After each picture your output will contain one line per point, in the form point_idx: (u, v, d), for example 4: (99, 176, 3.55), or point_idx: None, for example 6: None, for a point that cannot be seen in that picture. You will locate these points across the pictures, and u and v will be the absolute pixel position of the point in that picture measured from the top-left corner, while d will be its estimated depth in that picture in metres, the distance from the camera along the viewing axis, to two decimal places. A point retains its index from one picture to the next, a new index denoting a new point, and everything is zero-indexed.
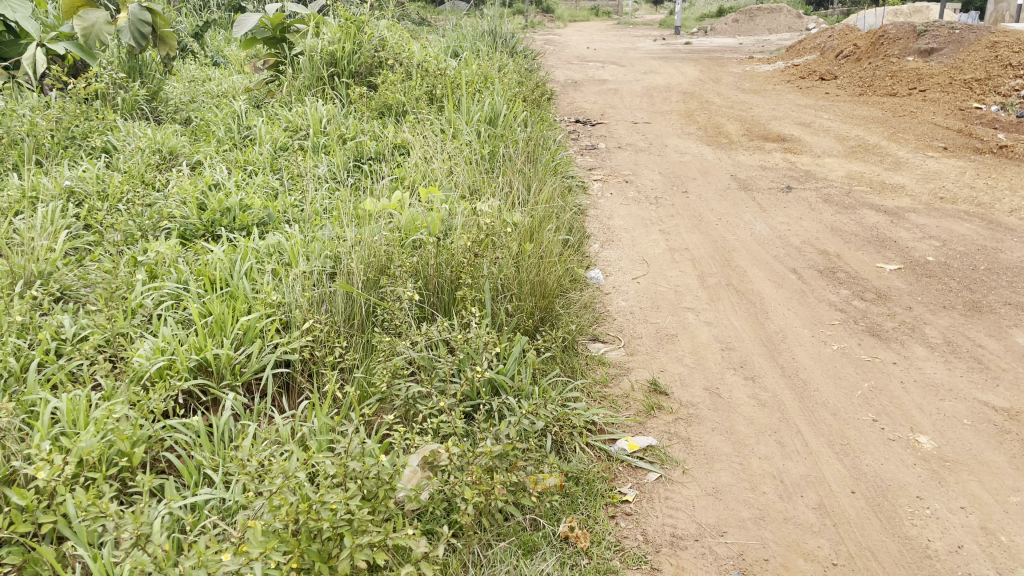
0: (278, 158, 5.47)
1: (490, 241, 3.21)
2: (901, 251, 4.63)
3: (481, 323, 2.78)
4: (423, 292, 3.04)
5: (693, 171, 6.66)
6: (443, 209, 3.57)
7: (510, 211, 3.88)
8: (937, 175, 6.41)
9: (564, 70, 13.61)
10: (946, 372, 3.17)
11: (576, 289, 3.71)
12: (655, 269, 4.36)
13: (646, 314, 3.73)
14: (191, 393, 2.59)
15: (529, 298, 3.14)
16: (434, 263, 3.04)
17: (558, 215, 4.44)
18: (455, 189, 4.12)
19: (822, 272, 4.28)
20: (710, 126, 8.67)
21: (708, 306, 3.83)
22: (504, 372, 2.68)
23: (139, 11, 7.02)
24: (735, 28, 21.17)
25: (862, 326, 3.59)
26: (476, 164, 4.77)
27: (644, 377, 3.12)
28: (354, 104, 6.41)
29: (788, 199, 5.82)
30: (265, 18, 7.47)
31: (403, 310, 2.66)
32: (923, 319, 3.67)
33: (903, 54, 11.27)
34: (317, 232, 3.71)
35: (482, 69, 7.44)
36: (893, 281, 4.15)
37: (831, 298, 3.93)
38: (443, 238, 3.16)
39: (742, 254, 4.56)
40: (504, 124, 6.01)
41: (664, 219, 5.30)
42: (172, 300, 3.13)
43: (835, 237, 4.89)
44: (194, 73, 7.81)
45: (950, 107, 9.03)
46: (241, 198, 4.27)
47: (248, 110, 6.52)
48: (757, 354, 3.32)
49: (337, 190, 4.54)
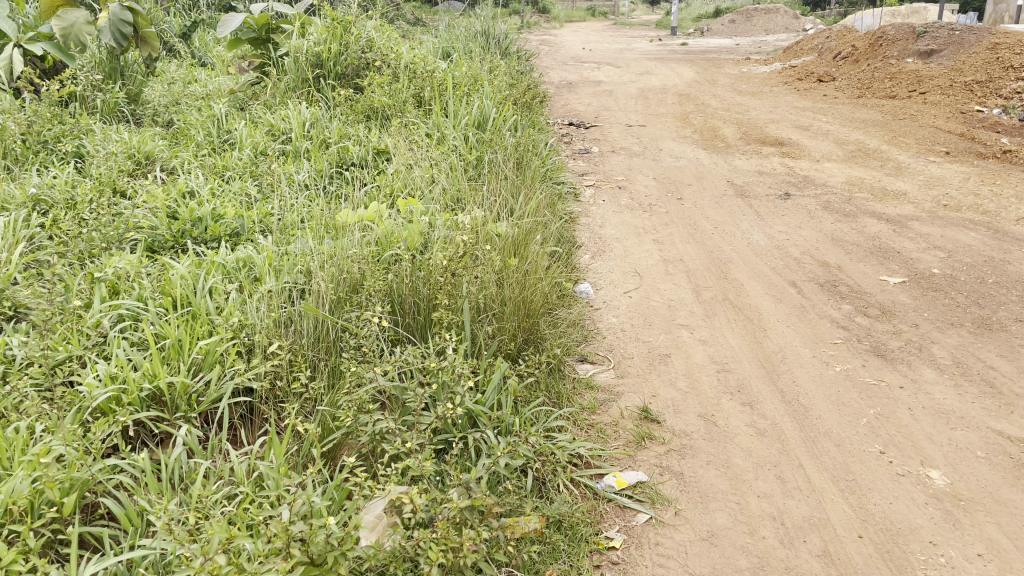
0: (257, 164, 5.27)
1: (469, 257, 3.00)
2: (905, 263, 4.44)
3: (458, 348, 2.57)
4: (397, 313, 2.83)
5: (688, 177, 6.46)
6: (422, 221, 3.36)
7: (494, 222, 3.68)
8: (939, 181, 6.23)
9: (558, 71, 13.41)
10: (957, 397, 2.98)
11: (564, 305, 3.51)
12: (647, 282, 4.16)
13: (638, 332, 3.53)
14: (142, 424, 2.38)
15: (511, 318, 2.94)
16: (409, 282, 2.83)
17: (547, 226, 4.24)
18: (438, 199, 3.92)
19: (823, 286, 4.09)
20: (706, 129, 8.48)
21: (702, 323, 3.63)
22: (483, 403, 2.48)
23: (120, 10, 6.80)
24: (731, 29, 20.99)
25: (866, 346, 3.39)
26: (463, 171, 4.56)
27: (635, 403, 2.91)
28: (339, 107, 6.21)
29: (787, 206, 5.63)
30: (250, 18, 7.27)
31: (372, 334, 2.46)
32: (930, 337, 3.48)
33: (902, 56, 11.10)
34: (291, 243, 3.50)
35: (472, 71, 7.24)
36: (897, 296, 3.96)
37: (833, 314, 3.74)
38: (420, 254, 2.96)
39: (739, 266, 4.36)
40: (493, 128, 5.81)
41: (658, 228, 5.10)
42: (130, 320, 2.90)
43: (836, 248, 4.70)
44: (176, 74, 7.60)
45: (951, 110, 8.85)
46: (214, 208, 4.06)
47: (229, 112, 6.31)
48: (755, 377, 3.12)
49: (316, 198, 4.33)
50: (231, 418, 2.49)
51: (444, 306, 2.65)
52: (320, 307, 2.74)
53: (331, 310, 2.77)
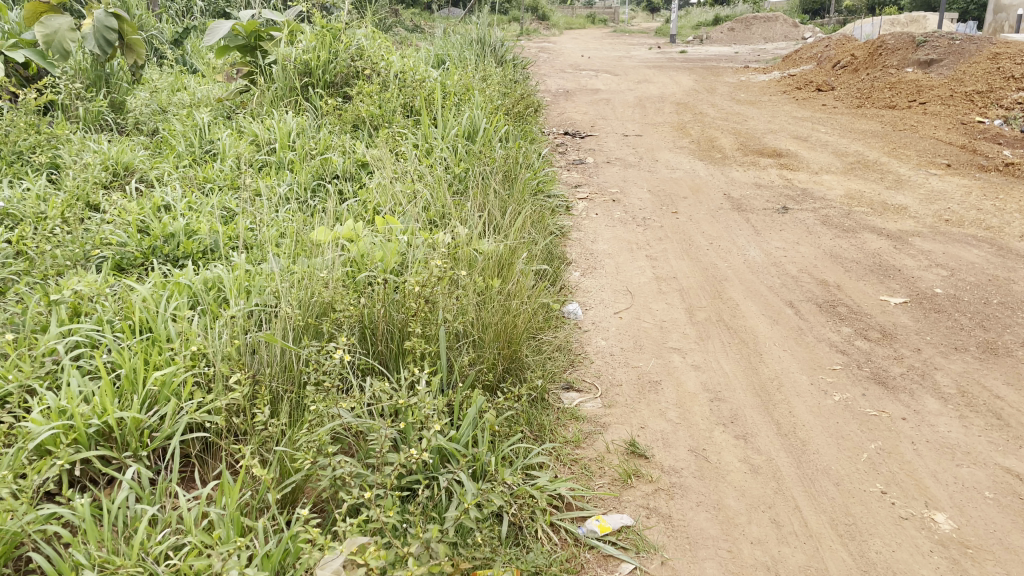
0: (240, 175, 5.12)
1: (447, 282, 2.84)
2: (906, 282, 4.28)
3: (432, 381, 2.41)
4: (368, 340, 2.66)
5: (684, 189, 6.31)
6: (401, 239, 3.19)
7: (478, 239, 3.53)
8: (941, 194, 6.08)
9: (554, 79, 13.28)
10: (962, 430, 2.81)
11: (550, 329, 3.34)
12: (639, 301, 4.00)
13: (628, 356, 3.36)
14: (89, 463, 2.22)
15: (492, 345, 2.77)
16: (382, 307, 2.66)
17: (535, 244, 4.08)
18: (420, 216, 3.76)
19: (821, 306, 3.93)
20: (703, 139, 8.34)
21: (695, 347, 3.47)
22: (458, 439, 2.32)
23: (104, 16, 6.63)
24: (730, 37, 20.88)
25: (867, 373, 3.23)
26: (449, 186, 4.40)
27: (622, 436, 2.75)
28: (327, 116, 6.06)
29: (784, 220, 5.47)
30: (238, 25, 7.11)
31: (335, 366, 2.28)
32: (933, 364, 3.32)
33: (902, 65, 10.98)
34: (264, 262, 3.34)
35: (464, 79, 7.09)
36: (898, 317, 3.80)
37: (832, 337, 3.58)
38: (396, 278, 2.80)
39: (734, 284, 4.20)
40: (483, 139, 5.66)
41: (652, 243, 4.94)
42: (87, 346, 2.74)
43: (835, 265, 4.54)
44: (162, 81, 7.45)
45: (952, 121, 8.70)
46: (188, 224, 3.91)
47: (214, 122, 6.16)
48: (749, 407, 2.96)
49: (295, 213, 4.17)
50: (188, 454, 2.33)
51: (415, 327, 2.47)
52: (287, 338, 2.57)
53: (297, 340, 2.61)
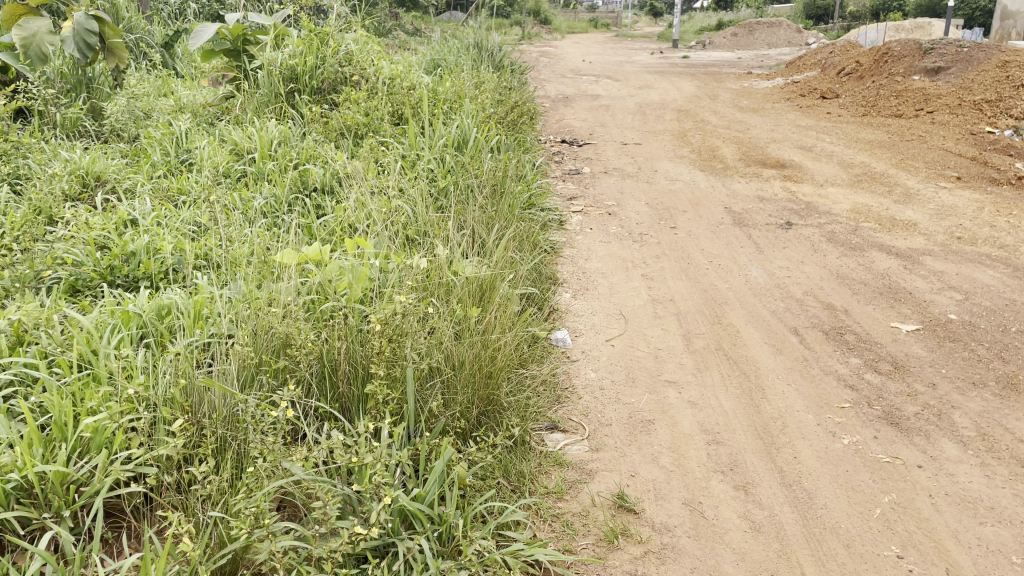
0: (215, 186, 4.88)
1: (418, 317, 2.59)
2: (918, 307, 4.02)
3: (397, 431, 2.16)
4: (328, 381, 2.41)
5: (683, 202, 6.05)
6: (373, 263, 2.93)
7: (459, 261, 3.27)
8: (952, 210, 5.81)
9: (554, 84, 13.05)
10: (985, 482, 2.55)
11: (534, 361, 3.08)
12: (633, 326, 3.74)
13: (619, 391, 3.10)
14: (4, 522, 1.97)
15: (467, 386, 2.51)
16: (344, 345, 2.41)
17: (521, 265, 3.83)
18: (397, 235, 3.51)
19: (827, 334, 3.67)
20: (704, 148, 8.09)
21: (692, 380, 3.21)
22: (423, 498, 2.06)
23: (84, 19, 6.38)
24: (733, 42, 20.64)
25: (878, 412, 2.97)
26: (433, 202, 4.15)
27: (609, 486, 2.49)
28: (312, 124, 5.81)
29: (788, 236, 5.22)
30: (224, 29, 6.87)
31: (283, 417, 2.03)
32: (951, 401, 3.06)
33: (909, 73, 10.72)
34: (226, 286, 3.10)
35: (456, 86, 6.86)
36: (910, 347, 3.54)
37: (839, 369, 3.32)
38: (362, 310, 2.55)
39: (735, 308, 3.95)
40: (473, 149, 5.41)
41: (648, 261, 4.69)
42: (21, 382, 2.49)
43: (842, 287, 4.28)
44: (145, 85, 7.21)
45: (961, 130, 8.45)
46: (151, 241, 3.66)
47: (193, 130, 5.92)
48: (750, 451, 2.70)
49: (267, 230, 3.92)
50: (124, 510, 2.07)
51: (378, 369, 2.21)
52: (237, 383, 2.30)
53: (247, 385, 2.33)
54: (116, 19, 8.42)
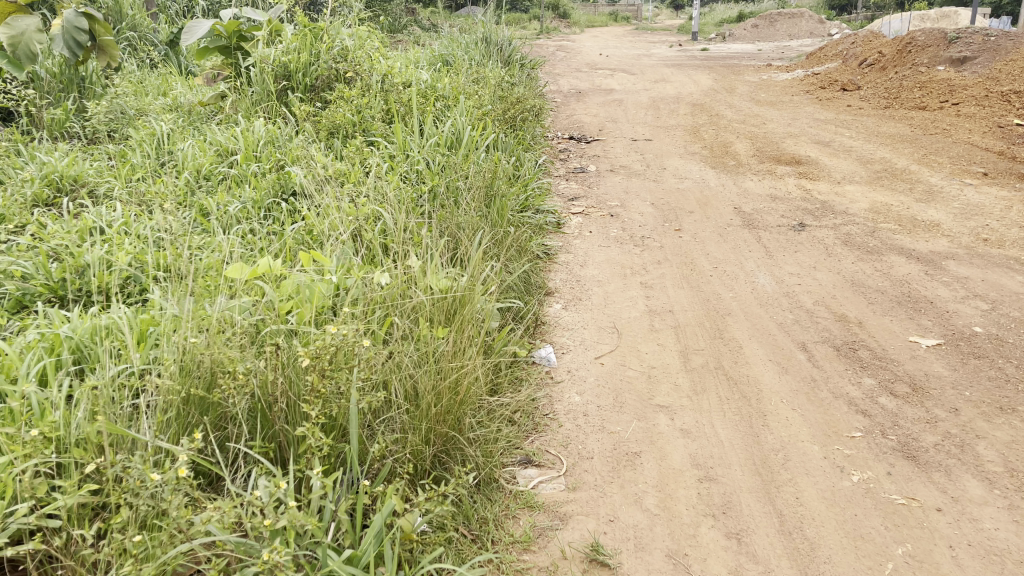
0: (194, 191, 4.65)
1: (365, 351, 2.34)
2: (940, 318, 3.69)
3: (331, 479, 1.90)
4: (261, 420, 2.13)
5: (690, 202, 5.74)
6: (329, 278, 2.68)
7: (433, 273, 3.02)
8: (978, 209, 5.46)
9: (567, 79, 12.71)
10: (1014, 529, 2.25)
11: (508, 387, 2.82)
12: (626, 341, 3.45)
13: (605, 418, 2.81)
14: None
15: (422, 421, 2.25)
16: (280, 380, 2.13)
17: (504, 275, 3.57)
18: (370, 246, 3.25)
19: (839, 350, 3.36)
20: (717, 144, 7.75)
21: (686, 405, 2.92)
22: (359, 559, 1.80)
23: (74, 16, 6.08)
24: (754, 33, 20.15)
25: (893, 443, 2.66)
26: (415, 207, 3.90)
27: (584, 534, 2.21)
28: (302, 122, 5.53)
29: (801, 239, 4.90)
30: (218, 26, 6.62)
31: (185, 474, 1.76)
32: (976, 430, 2.74)
33: (933, 63, 10.29)
34: (176, 303, 2.86)
35: (456, 82, 6.57)
36: (930, 365, 3.22)
37: (851, 392, 3.01)
38: (305, 336, 2.28)
39: (739, 320, 3.65)
40: (467, 147, 5.14)
41: (649, 266, 4.40)
42: None
43: (857, 296, 3.95)
44: (139, 84, 6.96)
45: (988, 123, 8.04)
46: (108, 252, 3.42)
47: (179, 129, 5.67)
48: (746, 490, 2.41)
49: (238, 238, 3.68)
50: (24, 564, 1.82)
51: (312, 409, 1.94)
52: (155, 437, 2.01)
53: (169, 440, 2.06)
54: (117, 18, 8.20)
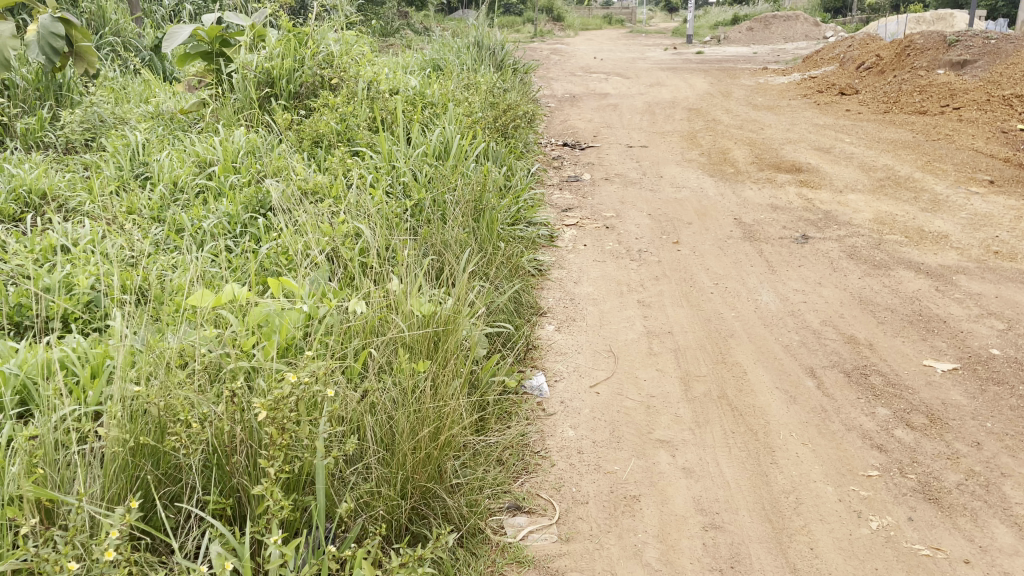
0: (169, 206, 4.44)
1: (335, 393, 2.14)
2: (954, 339, 3.49)
3: (293, 546, 1.69)
4: (215, 473, 1.92)
5: (688, 212, 5.54)
6: (301, 307, 2.46)
7: (417, 298, 2.81)
8: (986, 219, 5.26)
9: (561, 83, 12.51)
10: None
11: (495, 424, 2.61)
12: (624, 366, 3.25)
13: (600, 456, 2.60)
14: None
15: (398, 471, 2.05)
16: (237, 429, 1.91)
17: (493, 297, 3.37)
18: (351, 269, 3.05)
19: (849, 376, 3.15)
20: (715, 150, 7.56)
21: (689, 439, 2.71)
22: None
23: (50, 22, 5.83)
24: (749, 37, 19.98)
25: (913, 483, 2.46)
26: (400, 224, 3.69)
27: None
28: (284, 131, 5.31)
29: (804, 252, 4.70)
30: (200, 31, 6.40)
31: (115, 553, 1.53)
32: (1001, 466, 2.54)
33: (933, 67, 10.11)
34: (137, 332, 2.66)
35: (446, 90, 6.36)
36: (947, 393, 3.02)
37: (865, 424, 2.80)
38: (268, 377, 2.06)
39: (742, 343, 3.44)
40: (456, 157, 4.94)
41: (646, 283, 4.19)
42: None
43: (866, 315, 3.75)
44: (119, 91, 6.73)
45: (991, 128, 7.86)
46: (71, 274, 3.23)
47: (156, 139, 5.45)
48: (755, 540, 2.20)
49: (210, 258, 3.49)
50: None
51: (272, 464, 1.73)
52: (95, 499, 1.80)
53: (113, 502, 1.84)
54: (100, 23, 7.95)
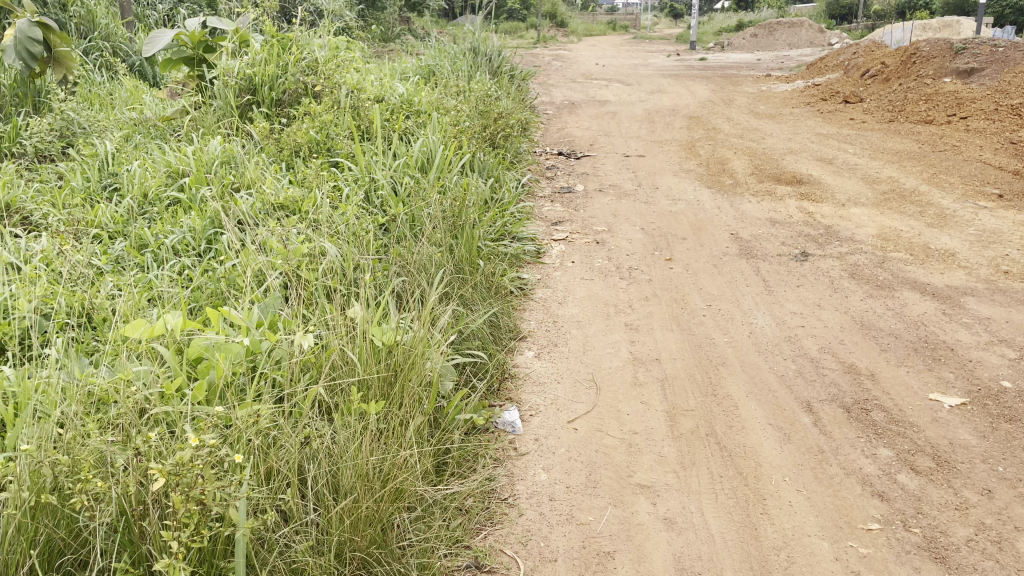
0: (136, 219, 4.22)
1: (267, 443, 1.93)
2: (963, 369, 3.25)
3: None
4: (123, 539, 1.69)
5: (683, 227, 5.31)
6: (243, 340, 2.22)
7: (378, 326, 2.59)
8: (995, 236, 5.03)
9: (560, 90, 12.26)
10: None
11: (455, 471, 2.40)
12: (606, 398, 3.02)
13: (574, 504, 2.36)
14: None
15: (335, 534, 1.85)
16: (146, 492, 1.67)
17: (466, 323, 3.15)
18: (316, 289, 2.84)
19: (849, 411, 2.91)
20: (713, 161, 7.33)
21: (672, 484, 2.48)
22: None
23: (26, 26, 5.48)
24: (753, 43, 19.74)
25: (917, 539, 2.23)
26: (371, 241, 3.46)
27: None
28: (262, 140, 5.07)
29: (803, 271, 4.47)
30: (183, 35, 6.13)
31: None
32: (1015, 519, 2.30)
33: (939, 75, 9.88)
34: (69, 361, 2.44)
35: (435, 99, 6.13)
36: (954, 431, 2.78)
37: (865, 468, 2.56)
38: (190, 427, 1.83)
39: (735, 372, 3.21)
40: (439, 169, 4.72)
41: (635, 303, 3.96)
42: None
43: (867, 341, 3.52)
44: (101, 96, 6.49)
45: (999, 139, 7.62)
46: (14, 292, 3.00)
47: (131, 149, 5.21)
48: None
49: (167, 278, 3.27)
50: None
51: (178, 536, 1.51)
52: None
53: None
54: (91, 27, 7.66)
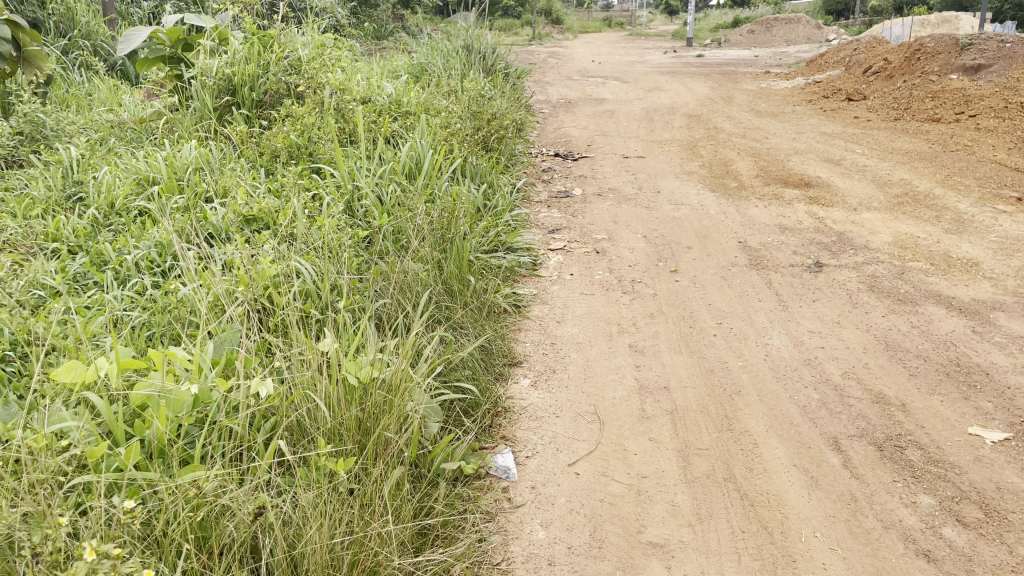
0: (100, 231, 3.89)
1: (210, 517, 1.68)
2: (1002, 397, 2.95)
3: None
4: None
5: (687, 234, 5.01)
6: (188, 388, 1.88)
7: (353, 358, 2.28)
8: (1019, 242, 4.73)
9: (556, 88, 11.94)
10: None
11: (440, 533, 2.11)
12: (609, 434, 2.71)
13: (576, 569, 2.06)
14: None
15: None
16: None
17: (452, 352, 2.85)
18: (290, 313, 2.58)
19: (881, 449, 2.61)
20: (717, 162, 7.02)
21: (688, 541, 2.18)
22: None
23: None
24: (750, 40, 19.42)
25: None
26: (349, 257, 3.16)
27: None
28: (241, 144, 4.75)
29: (818, 283, 4.16)
30: (160, 33, 5.76)
31: None
32: None
33: (945, 72, 9.58)
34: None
35: (424, 101, 5.79)
36: (1000, 473, 2.48)
37: (907, 520, 2.26)
38: (115, 506, 1.56)
39: (752, 403, 2.91)
40: (427, 176, 4.42)
41: (638, 321, 3.66)
42: None
43: (895, 365, 3.21)
44: (74, 97, 6.13)
45: (1011, 138, 7.33)
46: None
47: (99, 154, 4.86)
48: None
49: (127, 299, 2.99)
50: None
51: None
52: None
53: None
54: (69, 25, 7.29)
